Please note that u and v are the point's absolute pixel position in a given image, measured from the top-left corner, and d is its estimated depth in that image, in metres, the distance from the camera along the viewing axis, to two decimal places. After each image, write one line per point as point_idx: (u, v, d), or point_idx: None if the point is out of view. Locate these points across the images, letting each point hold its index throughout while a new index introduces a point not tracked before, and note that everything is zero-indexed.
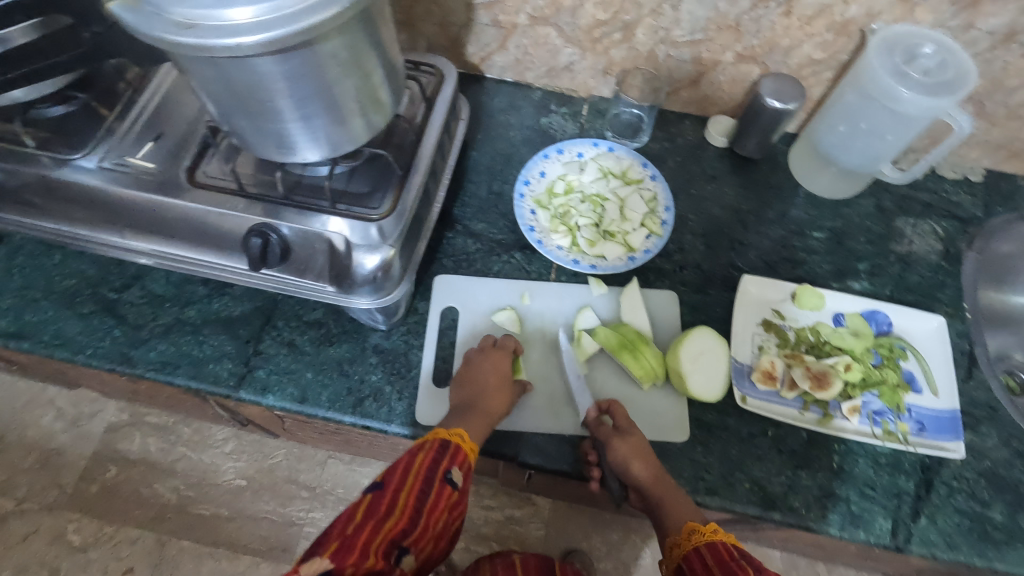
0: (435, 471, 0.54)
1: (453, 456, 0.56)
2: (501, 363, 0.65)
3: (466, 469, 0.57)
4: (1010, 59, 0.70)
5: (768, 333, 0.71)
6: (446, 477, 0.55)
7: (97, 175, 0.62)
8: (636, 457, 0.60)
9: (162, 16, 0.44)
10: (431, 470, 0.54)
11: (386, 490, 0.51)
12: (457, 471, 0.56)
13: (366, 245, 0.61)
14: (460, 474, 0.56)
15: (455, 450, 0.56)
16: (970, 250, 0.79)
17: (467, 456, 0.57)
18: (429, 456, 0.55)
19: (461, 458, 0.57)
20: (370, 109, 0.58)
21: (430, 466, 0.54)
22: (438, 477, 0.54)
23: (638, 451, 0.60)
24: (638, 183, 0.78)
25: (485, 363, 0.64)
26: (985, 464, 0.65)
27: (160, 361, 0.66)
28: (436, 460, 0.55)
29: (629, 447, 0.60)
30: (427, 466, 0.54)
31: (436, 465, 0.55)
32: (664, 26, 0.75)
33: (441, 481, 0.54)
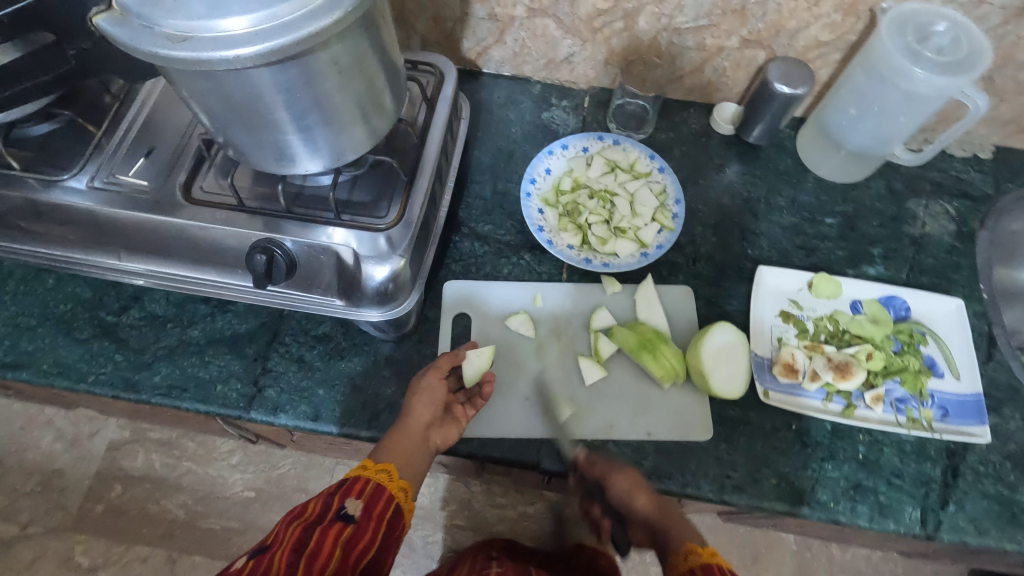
0: (325, 510, 0.49)
1: (348, 490, 0.52)
2: (438, 387, 0.60)
3: (369, 498, 0.51)
4: (1021, 33, 0.68)
5: (786, 324, 0.69)
6: (338, 513, 0.49)
7: (88, 196, 0.60)
8: (635, 490, 0.59)
9: (151, 28, 0.41)
10: (319, 512, 0.49)
11: (264, 550, 0.46)
12: (353, 504, 0.51)
13: (375, 257, 0.58)
14: (360, 504, 0.51)
15: (351, 483, 0.52)
16: (983, 229, 0.78)
17: (367, 482, 0.53)
18: (319, 500, 0.50)
19: (364, 488, 0.52)
20: (373, 115, 0.56)
21: (316, 511, 0.49)
22: (330, 514, 0.49)
23: (636, 486, 0.59)
24: (646, 176, 0.76)
25: (422, 389, 0.60)
26: (1010, 447, 0.65)
27: (165, 385, 0.64)
28: (326, 501, 0.50)
29: (624, 486, 0.59)
30: (318, 509, 0.49)
31: (326, 506, 0.50)
32: (666, 13, 0.73)
33: (331, 520, 0.48)
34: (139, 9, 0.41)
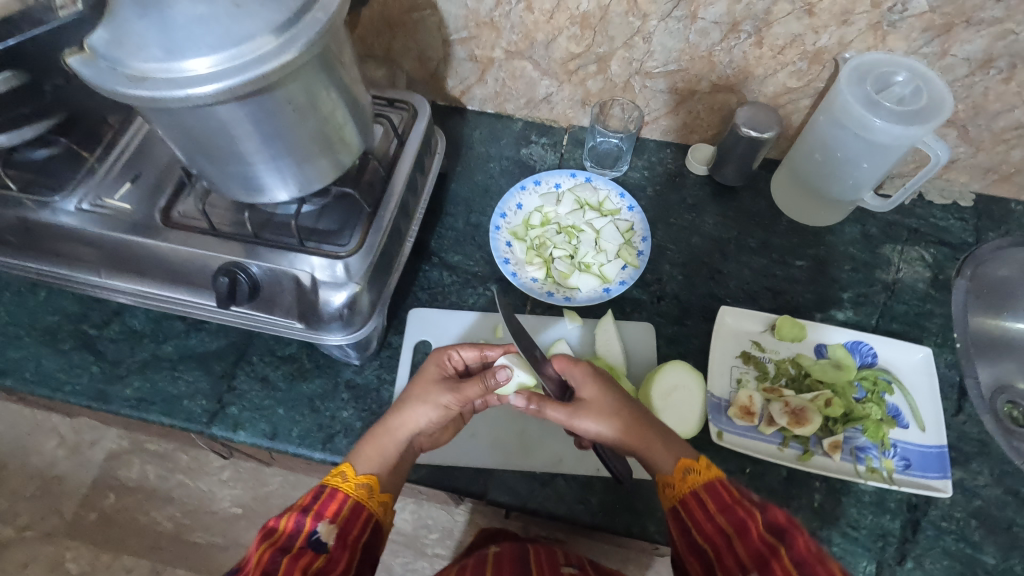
0: (294, 538, 0.48)
1: (321, 511, 0.50)
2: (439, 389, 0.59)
3: (343, 523, 0.50)
4: (989, 84, 0.68)
5: (746, 366, 0.69)
6: (311, 538, 0.48)
7: (74, 216, 0.64)
8: (608, 420, 0.56)
9: (116, 69, 0.45)
10: (287, 540, 0.48)
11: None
12: (326, 527, 0.49)
13: (333, 283, 0.61)
14: (335, 530, 0.50)
15: (326, 503, 0.51)
16: (961, 277, 0.77)
17: (344, 504, 0.52)
18: (294, 518, 0.49)
19: (339, 511, 0.51)
20: (336, 148, 0.59)
21: (288, 531, 0.48)
22: (300, 541, 0.48)
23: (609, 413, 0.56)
24: (614, 214, 0.78)
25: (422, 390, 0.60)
26: (975, 504, 0.63)
27: (135, 398, 0.67)
28: (298, 521, 0.49)
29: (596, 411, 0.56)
30: (291, 530, 0.48)
31: (299, 527, 0.49)
32: (637, 58, 0.75)
33: (301, 547, 0.47)
34: (107, 52, 0.45)
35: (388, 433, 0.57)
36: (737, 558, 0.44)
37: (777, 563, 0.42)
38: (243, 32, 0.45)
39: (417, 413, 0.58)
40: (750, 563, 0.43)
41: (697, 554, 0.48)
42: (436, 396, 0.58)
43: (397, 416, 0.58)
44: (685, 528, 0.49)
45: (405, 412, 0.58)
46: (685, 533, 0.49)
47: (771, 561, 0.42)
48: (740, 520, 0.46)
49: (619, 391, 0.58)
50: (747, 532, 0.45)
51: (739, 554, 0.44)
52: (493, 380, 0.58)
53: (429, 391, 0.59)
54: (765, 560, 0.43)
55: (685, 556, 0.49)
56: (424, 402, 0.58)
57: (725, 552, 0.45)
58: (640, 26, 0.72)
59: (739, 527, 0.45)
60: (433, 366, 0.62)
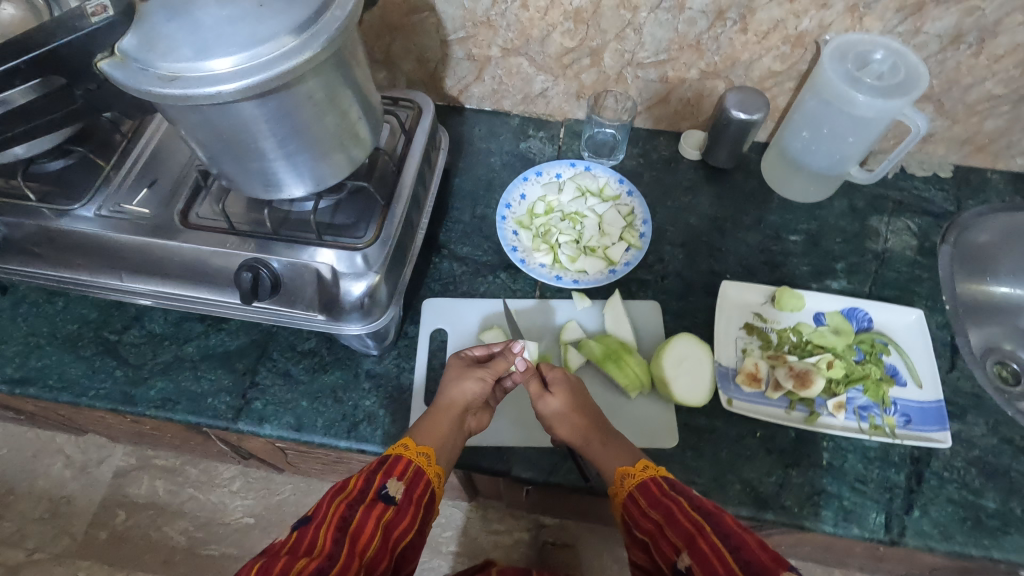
0: (366, 492, 0.51)
1: (388, 470, 0.54)
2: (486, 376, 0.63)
3: (409, 481, 0.54)
4: (961, 58, 0.73)
5: (750, 336, 0.72)
6: (381, 492, 0.52)
7: (95, 223, 0.65)
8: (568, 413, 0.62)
9: (147, 71, 0.47)
10: (359, 492, 0.51)
11: (313, 521, 0.48)
12: (393, 485, 0.53)
13: (353, 273, 0.63)
14: (401, 487, 0.53)
15: (392, 464, 0.55)
16: (945, 244, 0.81)
17: (409, 464, 0.55)
18: (362, 476, 0.53)
19: (405, 470, 0.55)
20: (349, 143, 0.61)
21: (360, 486, 0.52)
22: (371, 495, 0.51)
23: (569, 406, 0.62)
24: (616, 199, 0.81)
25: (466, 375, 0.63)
26: (974, 453, 0.66)
27: (160, 398, 0.68)
28: (368, 478, 0.53)
29: (557, 406, 0.62)
30: (362, 484, 0.52)
31: (368, 484, 0.52)
32: (629, 49, 0.79)
33: (372, 499, 0.51)
34: (138, 55, 0.47)
35: (440, 410, 0.60)
36: (670, 540, 0.50)
37: (704, 540, 0.48)
38: (268, 32, 0.47)
39: (465, 383, 0.62)
40: (681, 542, 0.49)
41: (642, 544, 0.53)
42: (471, 371, 0.63)
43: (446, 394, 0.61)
44: (629, 527, 0.55)
45: (449, 390, 0.62)
46: (630, 530, 0.55)
47: (699, 538, 0.48)
48: (669, 508, 0.52)
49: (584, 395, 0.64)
50: (676, 518, 0.50)
51: (671, 538, 0.50)
52: (512, 353, 0.65)
53: (464, 370, 0.64)
54: (693, 537, 0.48)
55: (634, 550, 0.54)
56: (463, 376, 0.63)
57: (661, 538, 0.51)
58: (631, 18, 0.75)
59: (670, 516, 0.51)
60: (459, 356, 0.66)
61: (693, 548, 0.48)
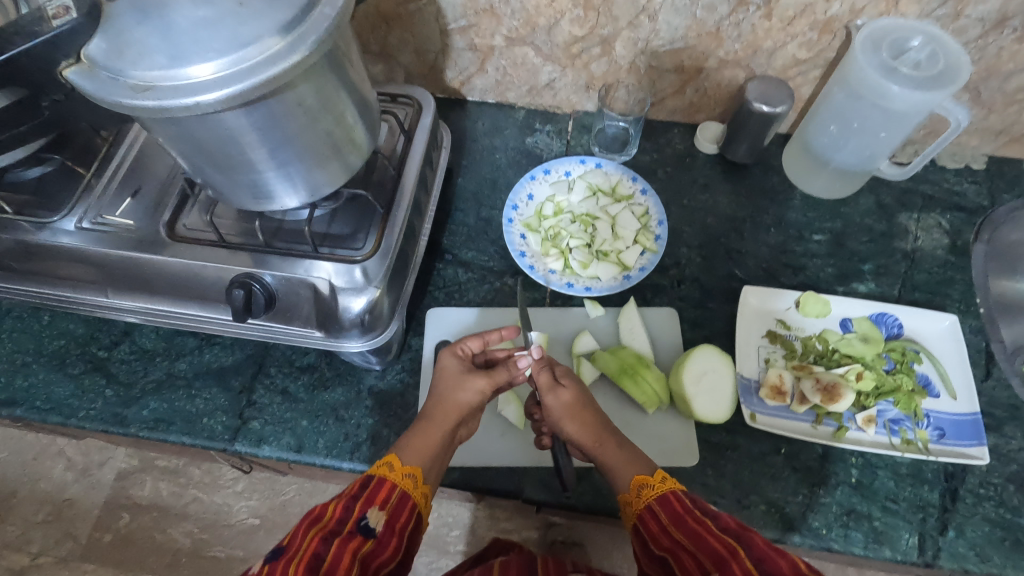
0: (343, 523, 0.46)
1: (370, 498, 0.49)
2: (477, 385, 0.59)
3: (392, 509, 0.49)
4: (1003, 43, 0.67)
5: (773, 345, 0.68)
6: (359, 523, 0.47)
7: (76, 237, 0.61)
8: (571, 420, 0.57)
9: (118, 80, 0.43)
10: (335, 524, 0.46)
11: (284, 556, 0.43)
12: (374, 514, 0.48)
13: (352, 289, 0.59)
14: (383, 516, 0.48)
15: (375, 491, 0.50)
16: (979, 242, 0.76)
17: (392, 490, 0.50)
18: (341, 503, 0.48)
19: (387, 498, 0.50)
20: (346, 149, 0.57)
21: (338, 515, 0.47)
22: (348, 527, 0.46)
23: (580, 404, 0.58)
24: (629, 199, 0.77)
25: (455, 385, 0.59)
26: (1011, 469, 0.63)
27: (152, 419, 0.65)
28: (347, 507, 0.48)
29: (569, 399, 0.58)
30: (339, 513, 0.47)
31: (347, 512, 0.47)
32: (643, 37, 0.74)
33: (350, 532, 0.46)
34: (107, 63, 0.43)
35: (430, 422, 0.56)
36: (695, 559, 0.45)
37: (734, 562, 0.43)
38: (250, 33, 0.43)
39: (468, 392, 0.59)
40: (709, 564, 0.44)
41: (656, 562, 0.49)
42: (471, 383, 0.59)
43: (438, 406, 0.57)
44: (643, 540, 0.50)
45: (441, 403, 0.58)
46: (645, 545, 0.50)
47: (730, 560, 0.43)
48: (694, 529, 0.47)
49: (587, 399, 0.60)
50: (704, 537, 0.46)
51: (698, 556, 0.45)
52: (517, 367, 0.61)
53: (460, 381, 0.59)
54: (723, 559, 0.44)
55: (647, 568, 0.50)
56: (465, 384, 0.59)
57: (683, 555, 0.46)
58: (645, 4, 0.70)
59: (695, 536, 0.46)
60: (450, 358, 0.61)
61: (723, 571, 0.43)
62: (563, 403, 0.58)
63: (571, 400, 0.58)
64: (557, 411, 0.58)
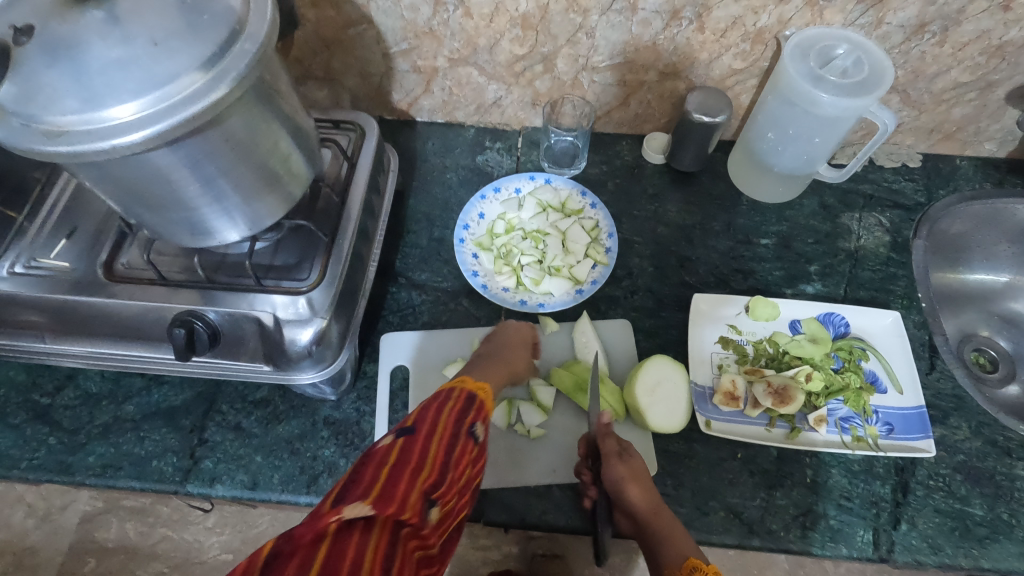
0: (464, 419, 0.52)
1: (471, 409, 0.53)
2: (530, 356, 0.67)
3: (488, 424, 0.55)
4: (925, 47, 0.70)
5: (725, 351, 0.69)
6: (470, 431, 0.51)
7: (8, 282, 0.59)
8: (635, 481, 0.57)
9: (31, 126, 0.41)
10: (452, 427, 0.50)
11: (417, 438, 0.48)
12: (480, 425, 0.53)
13: (297, 320, 0.58)
14: (484, 428, 0.54)
15: (480, 404, 0.55)
16: (919, 237, 0.79)
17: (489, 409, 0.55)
18: (459, 404, 0.53)
19: (482, 411, 0.55)
20: (285, 179, 0.56)
21: (458, 415, 0.51)
22: (465, 426, 0.51)
23: (643, 471, 0.59)
24: (579, 213, 0.77)
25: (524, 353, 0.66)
26: (958, 458, 0.64)
27: (99, 465, 0.63)
28: (465, 412, 0.52)
29: (637, 464, 0.59)
30: (453, 416, 0.51)
31: (463, 415, 0.52)
32: (582, 54, 0.75)
33: (465, 433, 0.51)
34: (17, 109, 0.42)
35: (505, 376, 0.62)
36: None
37: None
38: (166, 73, 0.42)
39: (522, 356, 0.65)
40: None
41: None
42: (522, 349, 0.66)
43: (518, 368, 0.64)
44: None
45: (517, 360, 0.64)
46: None
47: None
48: None
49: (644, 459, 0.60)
50: None
51: None
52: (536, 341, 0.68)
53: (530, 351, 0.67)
54: None
55: None
56: (520, 351, 0.65)
57: None
58: (582, 21, 0.71)
59: None
60: (526, 330, 0.68)
61: None
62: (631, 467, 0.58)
63: (639, 467, 0.59)
64: (616, 475, 0.57)
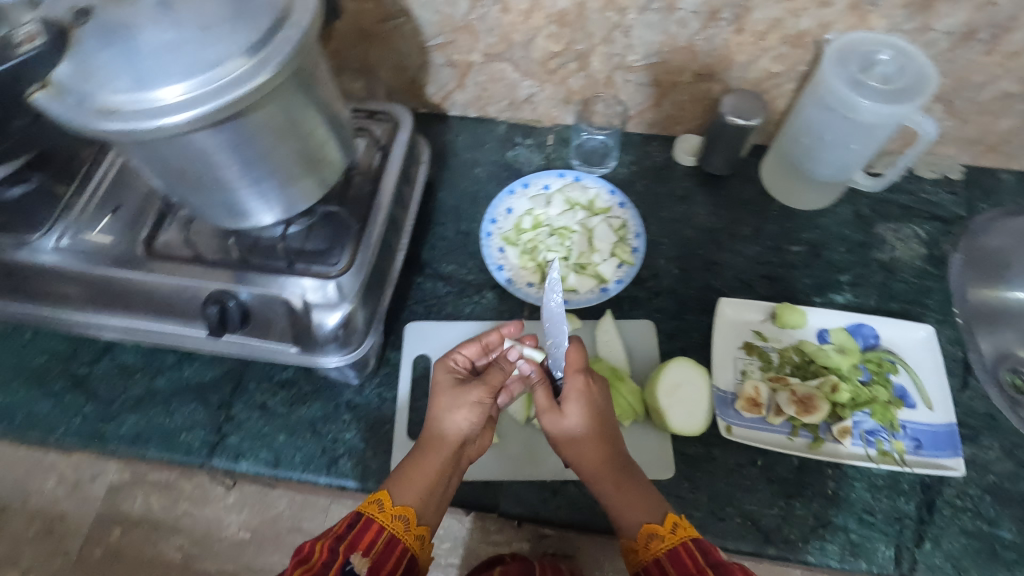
0: (331, 562, 0.49)
1: (352, 543, 0.50)
2: (475, 399, 0.57)
3: (379, 553, 0.51)
4: (972, 56, 0.68)
5: (749, 356, 0.68)
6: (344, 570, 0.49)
7: (55, 255, 0.62)
8: (577, 448, 0.57)
9: (85, 104, 0.43)
10: (322, 567, 0.48)
11: None
12: (359, 559, 0.49)
13: (326, 304, 0.59)
14: (367, 562, 0.50)
15: (360, 533, 0.51)
16: (956, 251, 0.76)
17: (380, 534, 0.51)
18: (326, 544, 0.50)
19: (373, 543, 0.51)
20: (320, 165, 0.57)
21: (323, 558, 0.49)
22: (335, 566, 0.48)
23: (587, 436, 0.57)
24: (606, 212, 0.77)
25: (453, 402, 0.57)
26: (989, 479, 0.63)
27: (131, 435, 0.65)
28: (332, 550, 0.49)
29: (578, 430, 0.57)
30: (325, 556, 0.49)
31: (332, 556, 0.49)
32: (617, 52, 0.75)
33: None
34: (73, 86, 0.44)
35: (432, 449, 0.56)
36: None
37: None
38: (214, 57, 0.43)
39: (464, 408, 0.57)
40: None
41: None
42: (467, 396, 0.57)
43: (442, 426, 0.56)
44: None
45: (444, 419, 0.57)
46: None
47: None
48: None
49: (600, 419, 0.58)
50: None
51: None
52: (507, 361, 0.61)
53: (461, 392, 0.57)
54: None
55: None
56: (455, 408, 0.56)
57: None
58: (618, 20, 0.71)
59: None
60: (442, 372, 0.60)
61: None
62: (568, 432, 0.57)
63: (574, 431, 0.57)
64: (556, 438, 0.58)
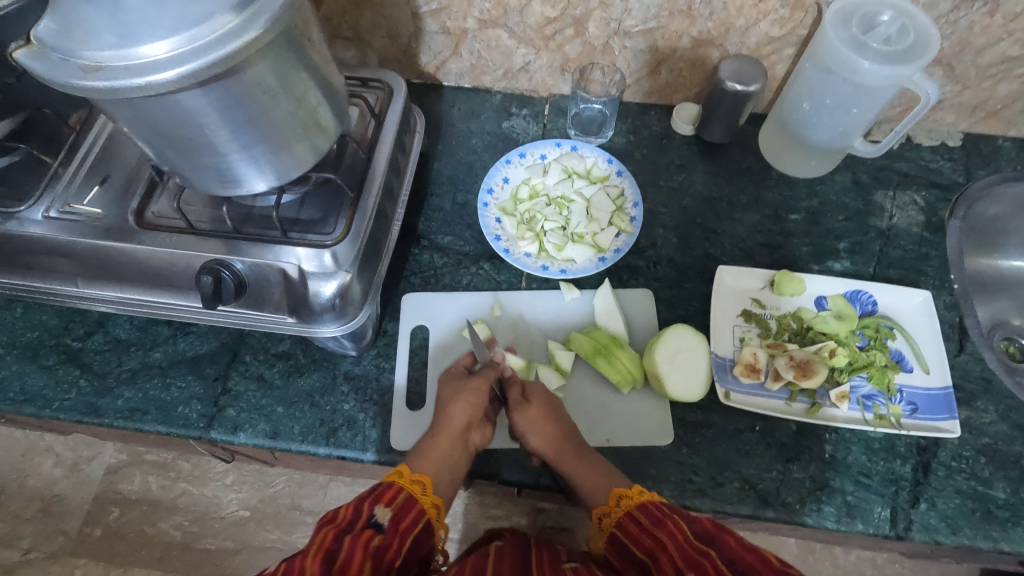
0: (353, 519, 0.49)
1: (377, 497, 0.52)
2: (477, 388, 0.62)
3: (399, 508, 0.52)
4: (974, 17, 0.67)
5: (748, 324, 0.68)
6: (370, 521, 0.50)
7: (44, 226, 0.61)
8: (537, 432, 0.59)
9: (68, 61, 0.42)
10: (349, 517, 0.50)
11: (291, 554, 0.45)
12: (382, 512, 0.51)
13: (322, 273, 0.58)
14: (389, 513, 0.51)
15: (383, 490, 0.53)
16: (954, 218, 0.76)
17: (400, 492, 0.53)
18: (347, 506, 0.51)
19: (394, 498, 0.53)
20: (313, 132, 0.56)
21: (348, 515, 0.50)
22: (359, 521, 0.49)
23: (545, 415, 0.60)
24: (604, 181, 0.77)
25: (457, 392, 0.61)
26: (983, 441, 0.63)
27: (127, 409, 0.65)
28: (356, 506, 0.51)
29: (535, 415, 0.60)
30: (350, 513, 0.50)
31: (357, 511, 0.50)
32: (615, 17, 0.73)
33: (362, 526, 0.49)
34: (56, 43, 0.42)
35: (440, 433, 0.59)
36: (670, 559, 0.48)
37: (708, 561, 0.46)
38: (201, 12, 0.42)
39: (473, 393, 0.61)
40: (681, 563, 0.47)
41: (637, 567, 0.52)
42: (467, 387, 0.62)
43: (447, 417, 0.60)
44: (625, 548, 0.53)
45: (454, 407, 0.60)
46: (626, 553, 0.53)
47: (704, 559, 0.46)
48: (671, 535, 0.49)
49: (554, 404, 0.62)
50: (676, 538, 0.49)
51: (671, 555, 0.48)
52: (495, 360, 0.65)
53: (458, 387, 0.62)
54: (694, 559, 0.47)
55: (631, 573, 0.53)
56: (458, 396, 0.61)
57: (659, 555, 0.49)
58: None
59: (671, 537, 0.49)
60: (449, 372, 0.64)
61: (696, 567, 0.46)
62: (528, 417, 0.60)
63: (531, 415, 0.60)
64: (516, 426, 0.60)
